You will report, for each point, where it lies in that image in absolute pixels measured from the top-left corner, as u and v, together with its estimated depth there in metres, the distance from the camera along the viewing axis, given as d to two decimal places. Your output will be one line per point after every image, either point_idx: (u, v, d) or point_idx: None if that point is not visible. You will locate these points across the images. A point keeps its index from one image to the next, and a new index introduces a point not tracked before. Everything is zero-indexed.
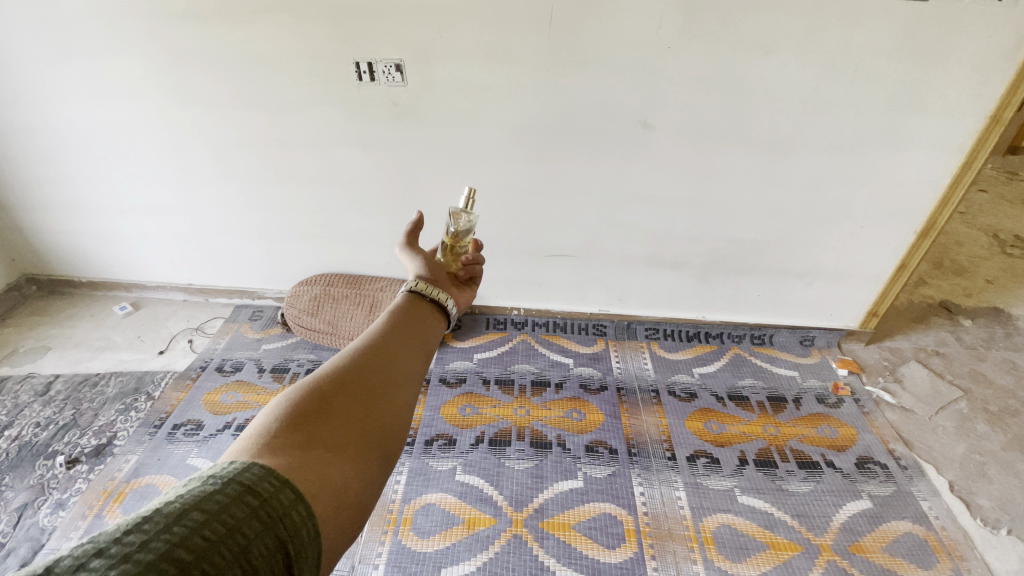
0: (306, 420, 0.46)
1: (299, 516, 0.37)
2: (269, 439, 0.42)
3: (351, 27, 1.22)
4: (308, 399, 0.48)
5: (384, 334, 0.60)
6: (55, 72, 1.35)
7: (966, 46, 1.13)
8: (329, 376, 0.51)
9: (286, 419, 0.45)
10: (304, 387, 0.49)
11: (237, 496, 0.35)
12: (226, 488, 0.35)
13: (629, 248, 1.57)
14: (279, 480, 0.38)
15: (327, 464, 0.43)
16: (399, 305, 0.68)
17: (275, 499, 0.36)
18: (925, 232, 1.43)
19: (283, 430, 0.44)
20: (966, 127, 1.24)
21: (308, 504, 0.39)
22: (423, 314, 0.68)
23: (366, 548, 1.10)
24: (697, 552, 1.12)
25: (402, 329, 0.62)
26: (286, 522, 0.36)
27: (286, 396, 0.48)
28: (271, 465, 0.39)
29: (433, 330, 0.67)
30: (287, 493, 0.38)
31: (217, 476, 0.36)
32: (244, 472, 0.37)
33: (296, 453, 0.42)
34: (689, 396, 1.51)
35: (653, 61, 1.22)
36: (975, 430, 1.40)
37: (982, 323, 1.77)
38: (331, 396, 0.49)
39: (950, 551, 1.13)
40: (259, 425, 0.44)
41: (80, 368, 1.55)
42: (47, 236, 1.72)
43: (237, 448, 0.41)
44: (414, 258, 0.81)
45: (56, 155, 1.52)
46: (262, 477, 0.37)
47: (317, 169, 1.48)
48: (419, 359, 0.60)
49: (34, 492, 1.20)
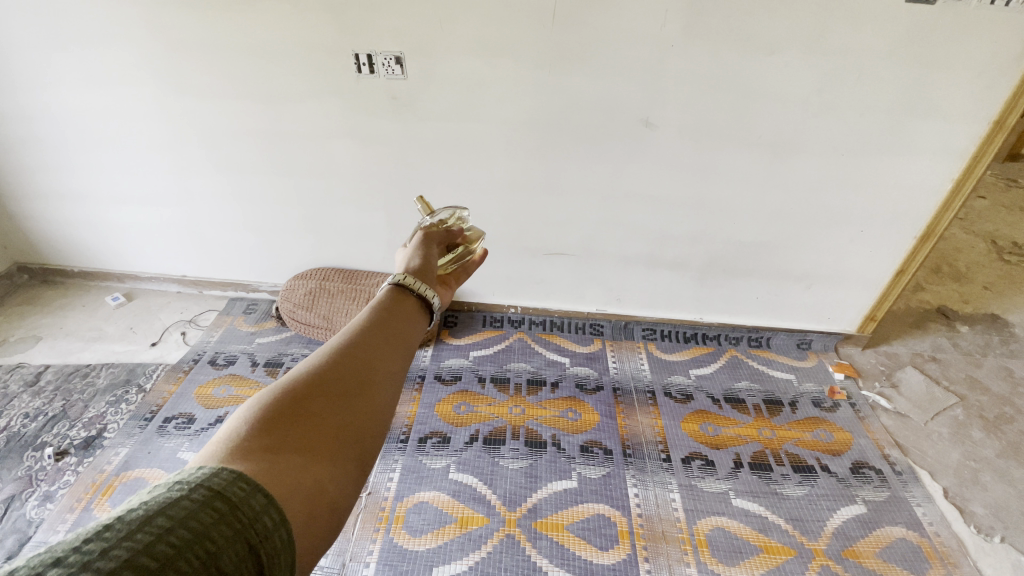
0: (277, 424, 0.44)
1: (270, 521, 0.36)
2: (240, 443, 0.41)
3: (350, 18, 1.20)
4: (281, 401, 0.46)
5: (365, 329, 0.57)
6: (49, 58, 1.33)
7: (972, 50, 1.12)
8: (304, 377, 0.49)
9: (258, 422, 0.43)
10: (277, 389, 0.47)
11: (205, 502, 0.34)
12: (193, 493, 0.34)
13: (629, 248, 1.56)
14: (250, 484, 0.37)
15: (300, 468, 0.42)
16: (383, 298, 0.64)
17: (246, 504, 0.35)
18: (925, 237, 1.43)
19: (254, 433, 0.42)
20: (969, 132, 1.23)
21: (280, 509, 0.37)
22: (406, 310, 0.64)
23: (357, 546, 1.09)
24: (690, 555, 1.12)
25: (385, 324, 0.60)
26: (257, 527, 0.35)
27: (259, 398, 0.46)
28: (242, 469, 0.38)
29: (416, 327, 0.64)
30: (258, 498, 0.36)
31: (183, 482, 0.35)
32: (213, 477, 0.36)
33: (268, 457, 0.41)
34: (685, 397, 1.51)
35: (656, 59, 1.20)
36: (971, 436, 1.40)
37: (979, 329, 1.77)
38: (306, 397, 0.47)
39: (944, 557, 1.12)
40: (229, 429, 0.42)
41: (71, 359, 1.53)
42: (39, 225, 1.69)
43: (206, 453, 0.40)
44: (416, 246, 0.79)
45: (50, 143, 1.49)
46: (231, 482, 0.36)
47: (314, 161, 1.46)
48: (402, 357, 0.58)
49: (21, 484, 1.18)
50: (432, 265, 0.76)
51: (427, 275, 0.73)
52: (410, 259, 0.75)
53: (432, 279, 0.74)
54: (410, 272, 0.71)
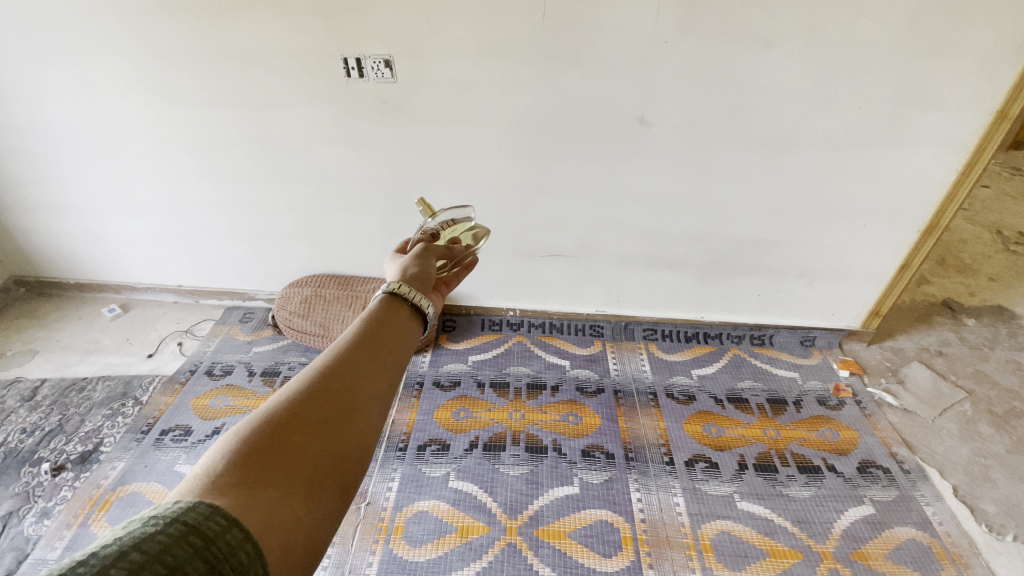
0: (256, 457, 0.41)
1: (247, 556, 0.35)
2: (217, 478, 0.39)
3: (339, 21, 1.18)
4: (260, 433, 0.43)
5: (349, 348, 0.55)
6: (36, 70, 1.32)
7: (972, 39, 1.09)
8: (285, 406, 0.46)
9: (237, 455, 0.41)
10: (256, 420, 0.45)
11: (181, 536, 0.33)
12: (168, 528, 0.33)
13: (627, 248, 1.54)
14: (227, 518, 0.36)
15: (278, 501, 0.40)
16: (374, 310, 0.63)
17: (222, 538, 0.35)
18: (929, 230, 1.40)
19: (232, 466, 0.40)
20: (972, 122, 1.20)
21: (257, 543, 0.36)
22: (400, 320, 0.63)
23: (356, 558, 1.08)
24: (695, 561, 1.10)
25: (372, 341, 0.57)
26: (232, 563, 0.34)
27: (236, 430, 0.44)
28: (220, 502, 0.37)
29: (409, 338, 0.62)
30: (234, 532, 0.35)
31: (160, 516, 0.34)
32: (189, 511, 0.35)
33: (244, 492, 0.39)
34: (688, 398, 1.49)
35: (650, 55, 1.18)
36: (979, 432, 1.38)
37: (986, 322, 1.74)
38: (285, 428, 0.44)
39: (954, 557, 1.10)
40: (205, 461, 0.40)
41: (68, 372, 1.52)
42: (34, 238, 1.68)
43: (181, 488, 0.38)
44: (413, 256, 0.75)
45: (40, 155, 1.48)
46: (209, 515, 0.35)
47: (306, 168, 1.45)
48: (389, 376, 0.55)
49: (17, 500, 1.17)
50: (431, 271, 0.73)
51: (425, 283, 0.71)
52: (406, 266, 0.72)
53: (429, 286, 0.71)
54: (406, 280, 0.69)
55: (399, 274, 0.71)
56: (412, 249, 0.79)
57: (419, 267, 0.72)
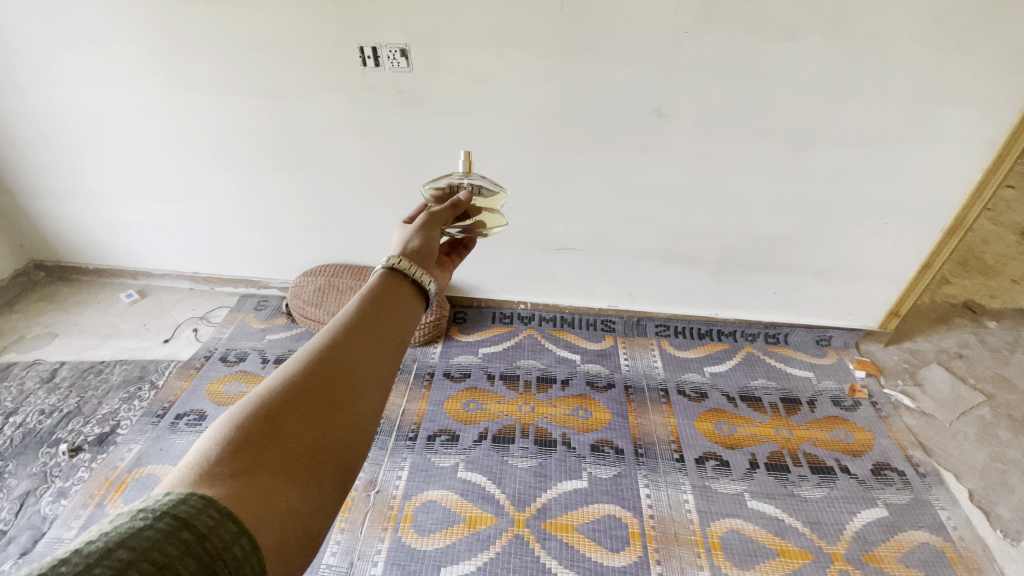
0: (250, 446, 0.42)
1: (242, 550, 0.35)
2: (209, 468, 0.39)
3: (355, 10, 1.18)
4: (254, 422, 0.43)
5: (347, 329, 0.55)
6: (56, 56, 1.33)
7: (1005, 32, 1.05)
8: (279, 392, 0.46)
9: (230, 445, 0.41)
10: (250, 407, 0.45)
11: (170, 532, 0.33)
12: (158, 523, 0.33)
13: (640, 242, 1.53)
14: (220, 511, 0.35)
15: (274, 490, 0.40)
16: (374, 285, 0.63)
17: (214, 534, 0.34)
18: (951, 230, 1.37)
19: (226, 456, 0.40)
20: (1000, 119, 1.16)
21: (252, 537, 0.36)
22: (400, 297, 0.63)
23: (366, 545, 1.09)
24: (703, 558, 1.09)
25: (371, 321, 0.57)
26: (226, 557, 0.34)
27: (230, 417, 0.44)
28: (213, 494, 0.37)
29: (409, 315, 0.63)
30: (228, 526, 0.35)
31: (148, 510, 0.33)
32: (180, 504, 0.34)
33: (238, 482, 0.39)
34: (699, 395, 1.47)
35: (668, 47, 1.16)
36: (998, 437, 1.35)
37: (1008, 324, 1.70)
38: (280, 415, 0.44)
39: (968, 563, 1.08)
40: (197, 452, 0.40)
41: (86, 355, 1.55)
42: (54, 223, 1.72)
43: (175, 478, 0.38)
44: (417, 227, 0.75)
45: (60, 141, 1.51)
46: (201, 509, 0.35)
47: (321, 157, 1.45)
48: (389, 357, 0.55)
49: (35, 480, 1.20)
50: (432, 245, 0.73)
51: (425, 258, 0.71)
52: (408, 239, 0.72)
53: (430, 261, 0.72)
54: (407, 254, 0.69)
55: (401, 247, 0.71)
56: (417, 218, 0.79)
57: (421, 241, 0.72)
